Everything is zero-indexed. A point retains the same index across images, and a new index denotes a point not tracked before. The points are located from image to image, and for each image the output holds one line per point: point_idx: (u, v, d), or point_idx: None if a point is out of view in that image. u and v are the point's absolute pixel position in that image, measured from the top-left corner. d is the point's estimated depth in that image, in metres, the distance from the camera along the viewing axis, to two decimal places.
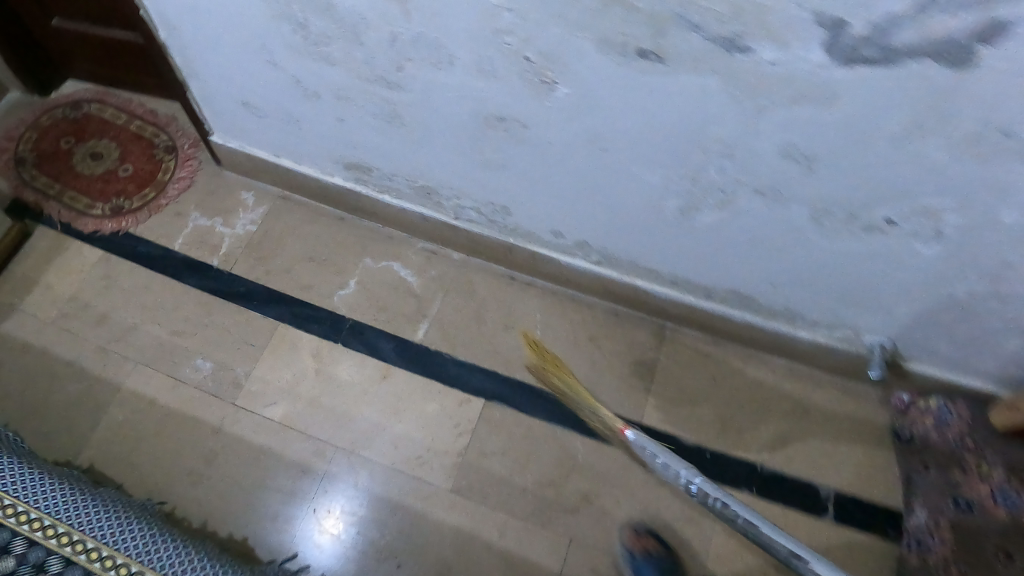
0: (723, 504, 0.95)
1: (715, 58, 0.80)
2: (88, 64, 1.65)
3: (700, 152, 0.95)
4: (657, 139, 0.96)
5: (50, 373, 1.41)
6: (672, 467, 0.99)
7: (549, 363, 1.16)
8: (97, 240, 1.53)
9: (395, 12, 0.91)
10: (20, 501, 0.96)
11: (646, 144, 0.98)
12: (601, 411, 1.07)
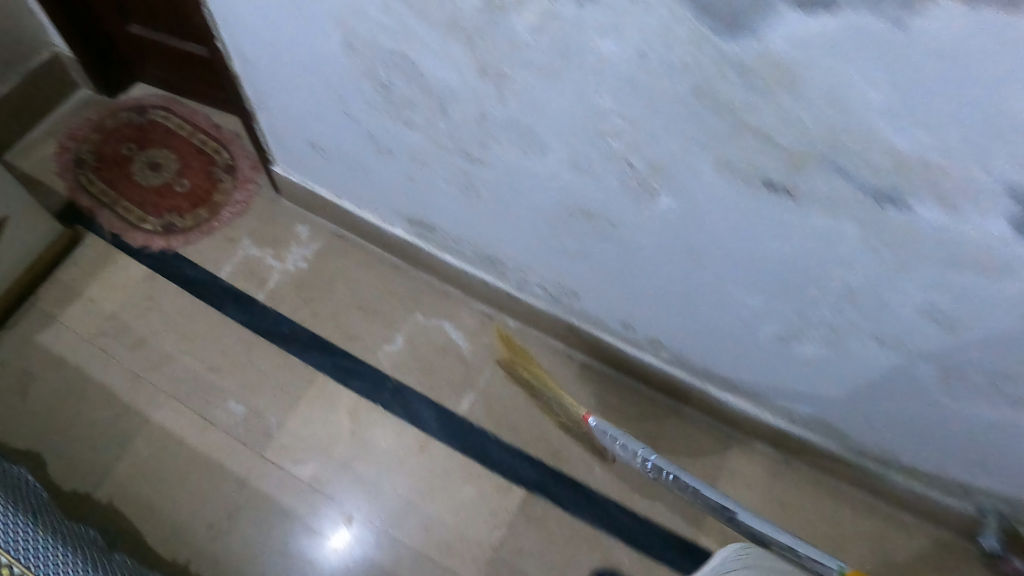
0: (675, 477, 0.93)
1: (857, 206, 0.67)
2: (158, 70, 1.59)
3: (817, 289, 0.82)
4: (766, 267, 0.83)
5: (80, 394, 1.34)
6: (630, 448, 0.98)
7: (517, 356, 1.12)
8: (144, 256, 1.46)
9: (488, 92, 0.82)
10: (18, 563, 0.89)
11: (752, 269, 0.85)
12: (566, 401, 1.04)
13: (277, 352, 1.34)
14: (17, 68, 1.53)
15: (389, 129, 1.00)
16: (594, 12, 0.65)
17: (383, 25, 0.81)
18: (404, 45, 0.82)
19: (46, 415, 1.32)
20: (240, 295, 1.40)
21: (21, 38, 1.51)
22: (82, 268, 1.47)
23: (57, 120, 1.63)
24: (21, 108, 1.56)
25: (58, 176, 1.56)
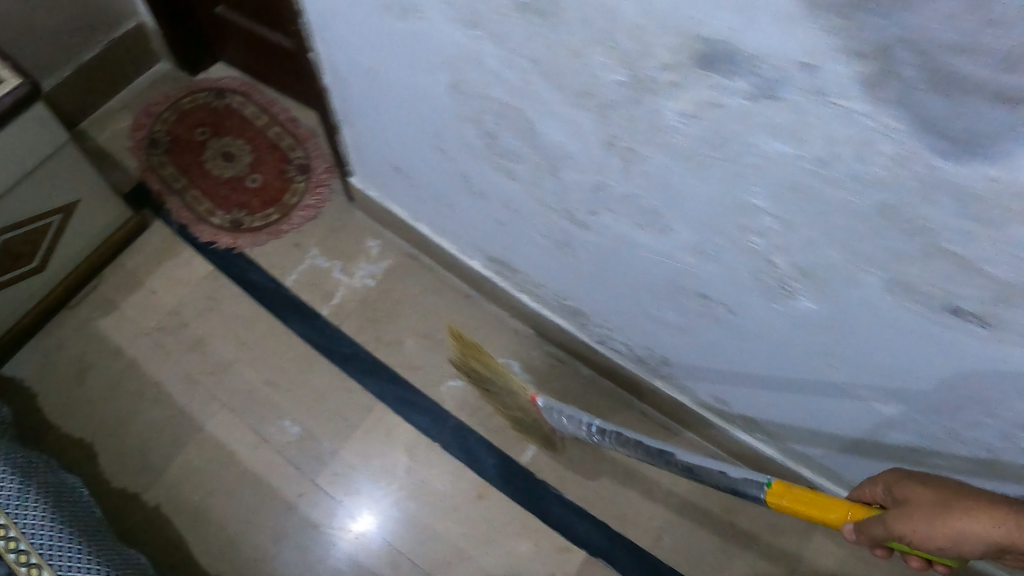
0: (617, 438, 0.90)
1: None
2: (238, 53, 1.48)
3: (975, 412, 0.72)
4: (917, 382, 0.74)
5: (135, 392, 1.29)
6: (576, 420, 0.94)
7: (469, 351, 0.99)
8: (210, 253, 1.39)
9: (612, 166, 0.72)
10: (34, 551, 0.86)
11: (903, 379, 0.74)
12: (513, 388, 0.96)
13: (337, 373, 1.29)
14: (101, 40, 1.44)
15: (486, 172, 0.91)
16: (773, 111, 0.53)
17: (504, 77, 0.71)
18: (523, 100, 0.72)
19: (100, 410, 1.28)
20: (303, 308, 1.34)
21: (108, 8, 1.41)
22: (145, 256, 1.40)
23: (134, 95, 1.56)
24: (98, 81, 1.49)
25: (130, 155, 1.49)
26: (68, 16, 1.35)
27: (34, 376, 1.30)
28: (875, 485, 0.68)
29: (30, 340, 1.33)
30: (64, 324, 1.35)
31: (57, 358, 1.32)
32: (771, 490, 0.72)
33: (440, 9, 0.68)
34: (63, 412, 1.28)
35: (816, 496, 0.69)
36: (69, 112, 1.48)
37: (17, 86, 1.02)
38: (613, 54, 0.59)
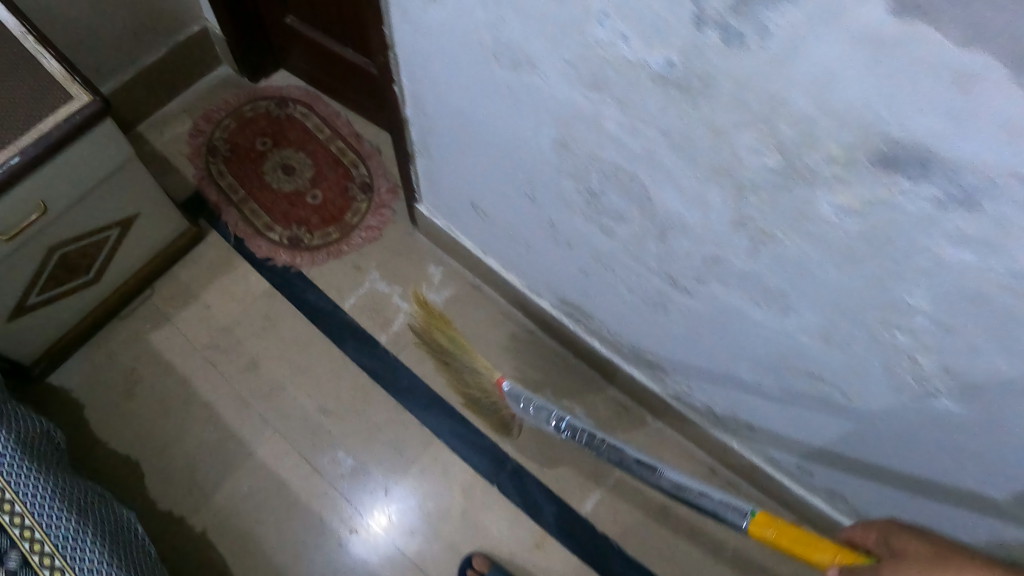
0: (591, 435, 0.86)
1: None
2: (303, 62, 1.41)
3: None
4: None
5: (184, 412, 1.22)
6: (541, 411, 0.91)
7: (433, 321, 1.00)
8: (267, 269, 1.32)
9: (737, 244, 0.65)
10: (19, 500, 0.85)
11: None
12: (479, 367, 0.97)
13: (394, 405, 1.23)
14: (164, 42, 1.38)
15: (571, 223, 0.86)
16: (966, 221, 0.46)
17: (621, 144, 0.65)
18: (643, 166, 0.66)
19: (147, 431, 1.20)
20: (363, 333, 1.28)
21: (174, 12, 1.35)
22: (199, 268, 1.33)
23: (194, 99, 1.49)
24: (159, 83, 1.43)
25: (187, 161, 1.42)
26: (133, 19, 1.30)
27: (81, 389, 1.23)
28: (868, 531, 0.66)
29: (75, 351, 1.26)
30: (113, 336, 1.27)
31: (103, 372, 1.24)
32: (756, 520, 0.69)
33: (558, 70, 0.63)
34: (109, 431, 1.20)
35: (801, 533, 0.66)
36: (127, 114, 1.42)
37: (87, 104, 0.95)
38: (767, 141, 0.52)
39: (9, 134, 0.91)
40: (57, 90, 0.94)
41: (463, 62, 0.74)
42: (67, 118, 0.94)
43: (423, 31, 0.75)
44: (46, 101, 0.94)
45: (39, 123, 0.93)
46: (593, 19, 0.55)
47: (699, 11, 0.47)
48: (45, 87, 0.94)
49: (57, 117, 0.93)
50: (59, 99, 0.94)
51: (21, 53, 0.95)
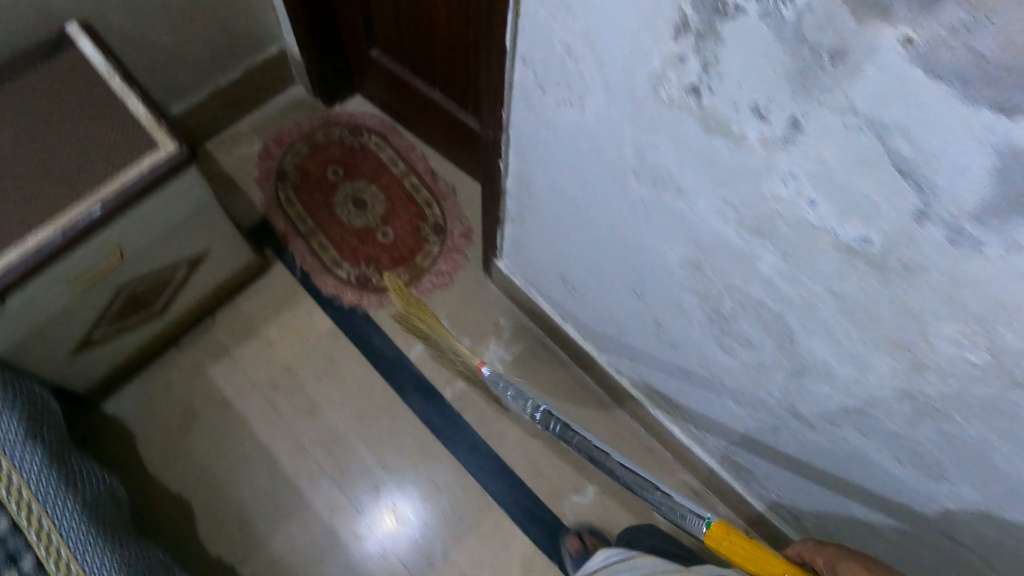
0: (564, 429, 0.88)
1: None
2: (382, 91, 1.36)
3: None
4: None
5: (241, 452, 1.17)
6: (521, 398, 0.92)
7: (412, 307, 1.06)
8: (331, 308, 1.26)
9: (895, 411, 0.57)
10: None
11: None
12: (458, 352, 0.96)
13: (455, 466, 1.17)
14: (241, 63, 1.33)
15: (677, 328, 0.79)
16: None
17: (773, 289, 0.58)
18: (798, 316, 0.58)
19: (201, 471, 1.16)
20: (430, 389, 1.22)
21: (254, 34, 1.29)
22: (263, 299, 1.27)
23: (267, 119, 1.43)
24: (234, 102, 1.38)
25: (255, 186, 1.37)
26: (213, 39, 1.24)
27: (136, 419, 1.19)
28: (819, 554, 0.64)
29: (132, 379, 1.21)
30: (171, 366, 1.23)
31: (160, 405, 1.20)
32: (713, 533, 0.69)
33: (713, 205, 0.56)
34: (163, 467, 1.16)
35: (754, 549, 0.65)
36: (197, 132, 1.37)
37: (174, 155, 0.89)
38: (976, 339, 0.44)
39: (92, 180, 0.86)
40: (144, 137, 0.89)
41: (588, 159, 0.68)
42: (152, 167, 0.88)
43: (545, 122, 0.70)
44: (132, 148, 0.89)
45: (123, 171, 0.87)
46: (776, 176, 0.48)
47: (925, 205, 0.40)
48: (131, 133, 0.90)
49: (141, 166, 0.88)
50: (145, 147, 0.89)
51: (111, 97, 0.92)
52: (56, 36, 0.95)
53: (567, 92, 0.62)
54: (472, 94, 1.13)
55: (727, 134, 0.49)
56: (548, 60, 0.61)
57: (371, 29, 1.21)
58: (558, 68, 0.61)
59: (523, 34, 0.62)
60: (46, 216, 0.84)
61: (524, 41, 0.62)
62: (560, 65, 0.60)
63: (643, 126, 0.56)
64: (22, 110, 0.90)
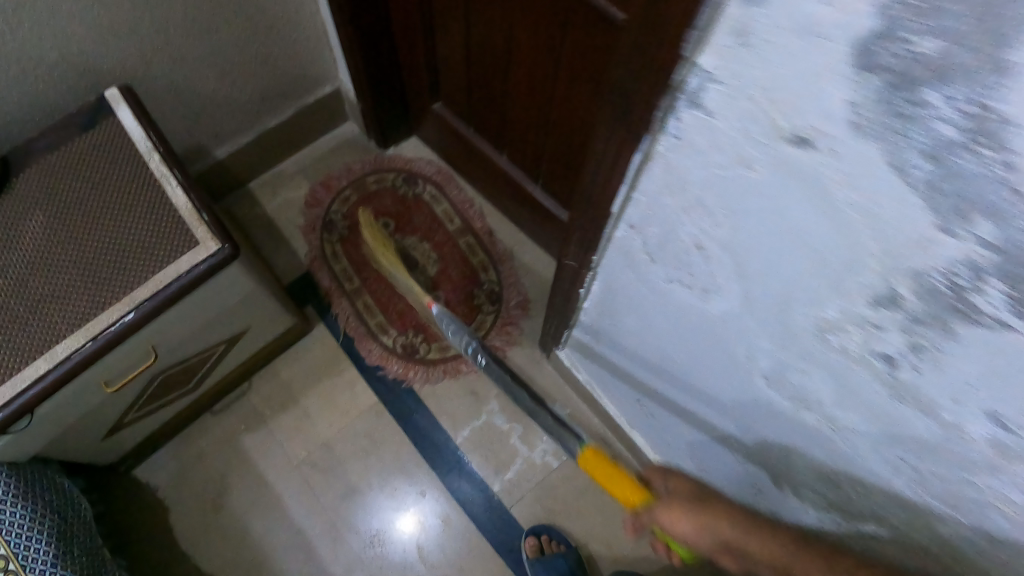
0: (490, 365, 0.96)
1: None
2: (440, 140, 1.24)
3: None
4: None
5: (277, 535, 1.10)
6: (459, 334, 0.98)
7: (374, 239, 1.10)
8: (376, 380, 1.17)
9: None
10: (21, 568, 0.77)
11: None
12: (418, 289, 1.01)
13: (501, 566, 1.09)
14: (291, 103, 1.21)
15: (783, 506, 0.68)
16: None
17: (952, 555, 0.47)
18: None
19: (235, 552, 1.10)
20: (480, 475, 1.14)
21: (307, 74, 1.17)
22: (303, 365, 1.18)
23: (315, 159, 1.31)
24: (280, 142, 1.26)
25: (297, 234, 1.25)
26: (263, 84, 1.12)
27: (169, 487, 1.13)
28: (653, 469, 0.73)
29: (166, 444, 1.15)
30: (208, 432, 1.16)
31: (194, 473, 1.14)
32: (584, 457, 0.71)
33: (878, 450, 0.46)
34: (195, 545, 1.10)
35: (612, 471, 0.69)
36: (240, 175, 1.26)
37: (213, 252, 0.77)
38: None
39: (126, 280, 0.77)
40: (183, 230, 0.79)
41: (702, 333, 0.58)
42: (188, 267, 0.77)
43: (649, 285, 0.59)
44: (170, 243, 0.79)
45: (158, 269, 0.77)
46: (999, 477, 0.37)
47: None
48: (170, 224, 0.80)
49: (178, 265, 0.77)
50: (184, 241, 0.79)
51: (150, 181, 0.83)
52: (94, 105, 0.87)
53: (690, 275, 0.51)
54: (545, 168, 1.00)
55: (930, 413, 0.39)
56: (666, 239, 0.50)
57: (435, 82, 1.10)
58: (680, 252, 0.49)
59: (643, 205, 0.50)
60: (76, 321, 0.76)
61: (639, 211, 0.51)
62: (682, 252, 0.49)
63: (790, 346, 0.46)
64: (70, 188, 0.83)
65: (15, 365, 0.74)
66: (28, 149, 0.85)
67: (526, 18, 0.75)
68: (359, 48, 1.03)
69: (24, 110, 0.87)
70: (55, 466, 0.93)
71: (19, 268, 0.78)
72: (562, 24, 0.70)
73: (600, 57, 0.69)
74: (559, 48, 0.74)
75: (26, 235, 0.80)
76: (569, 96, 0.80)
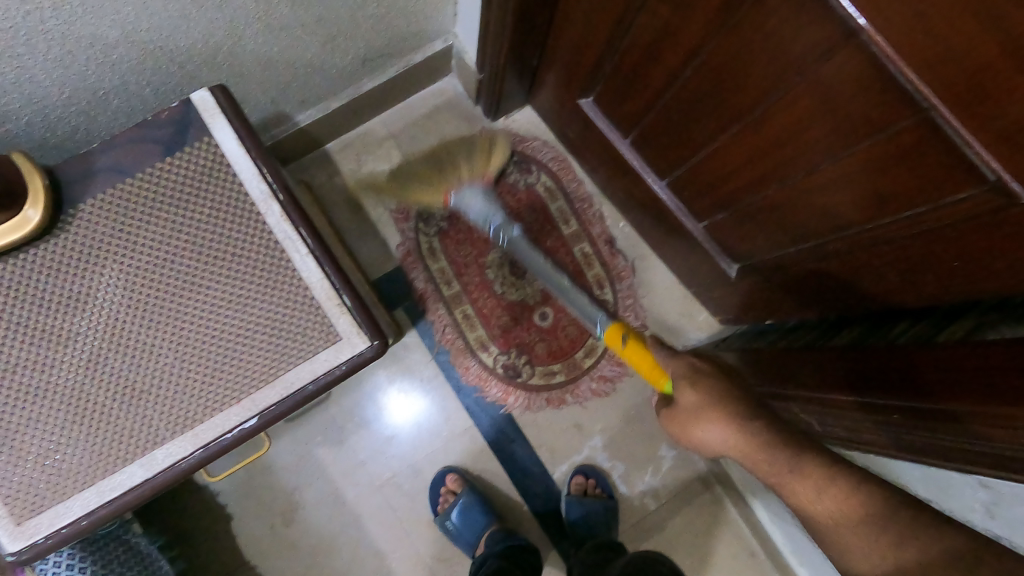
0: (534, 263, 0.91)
1: None
2: (568, 127, 1.02)
3: None
4: None
5: (355, 561, 0.99)
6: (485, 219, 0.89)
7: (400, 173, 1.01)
8: (473, 401, 1.04)
9: None
10: None
11: None
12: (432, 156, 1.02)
13: None
14: (396, 63, 0.95)
15: None
16: None
17: None
18: None
19: (307, 568, 0.99)
20: (588, 512, 0.99)
21: (421, 30, 0.91)
22: (390, 377, 1.04)
23: (408, 125, 1.07)
24: (373, 104, 1.01)
25: (387, 219, 1.05)
26: (371, 45, 0.87)
27: (233, 494, 0.99)
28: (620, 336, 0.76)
29: None
30: (278, 442, 1.01)
31: (260, 484, 1.00)
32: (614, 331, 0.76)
33: None
34: (264, 557, 0.98)
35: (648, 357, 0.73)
36: (321, 136, 1.01)
37: (357, 349, 0.65)
38: None
39: (241, 377, 0.63)
40: (317, 318, 0.64)
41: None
42: (324, 369, 0.64)
43: (954, 501, 0.57)
44: (297, 335, 0.64)
45: (285, 368, 0.63)
46: None
47: None
48: (297, 308, 0.64)
49: (312, 365, 0.64)
50: (316, 333, 0.64)
51: (266, 243, 0.64)
52: (178, 113, 0.64)
53: None
54: (724, 216, 0.83)
55: None
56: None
57: (593, 78, 0.85)
58: None
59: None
60: (179, 424, 0.61)
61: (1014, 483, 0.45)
62: None
63: None
64: (157, 234, 0.62)
65: (100, 471, 0.60)
66: (85, 162, 0.61)
67: (817, 102, 0.56)
68: (511, 29, 0.79)
69: (68, 93, 0.63)
70: (119, 521, 0.83)
71: (94, 345, 0.60)
72: (901, 121, 0.50)
73: (919, 192, 0.53)
74: (853, 149, 0.56)
75: (95, 298, 0.61)
76: (828, 191, 0.62)
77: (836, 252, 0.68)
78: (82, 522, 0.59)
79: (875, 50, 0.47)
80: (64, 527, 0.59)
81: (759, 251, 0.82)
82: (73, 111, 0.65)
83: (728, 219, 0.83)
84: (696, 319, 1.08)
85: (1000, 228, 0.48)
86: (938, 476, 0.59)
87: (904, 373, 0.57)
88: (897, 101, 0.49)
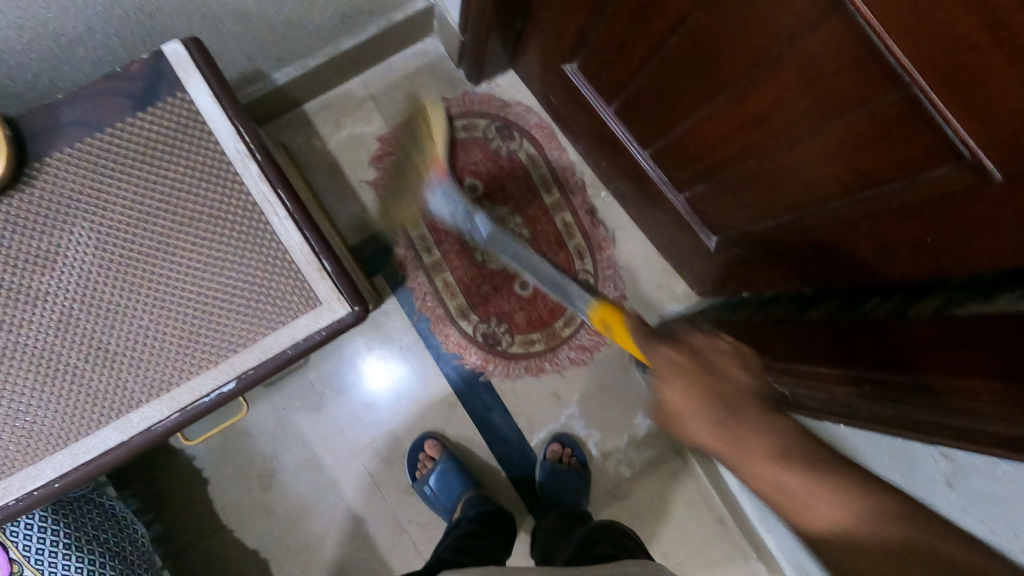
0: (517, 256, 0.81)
1: None
2: (552, 95, 1.00)
3: None
4: None
5: (331, 524, 1.00)
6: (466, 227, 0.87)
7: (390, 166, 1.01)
8: (453, 369, 1.04)
9: None
10: None
11: None
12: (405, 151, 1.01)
13: None
14: (377, 22, 0.93)
15: None
16: None
17: None
18: None
19: (284, 532, 0.99)
20: (563, 479, 1.01)
21: None
22: (368, 343, 1.03)
23: (388, 87, 1.04)
24: (352, 63, 0.98)
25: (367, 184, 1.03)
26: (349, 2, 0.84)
27: (207, 458, 0.99)
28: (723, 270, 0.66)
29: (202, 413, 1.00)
30: (254, 407, 1.00)
31: (236, 448, 0.99)
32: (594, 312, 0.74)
33: None
34: (239, 520, 0.98)
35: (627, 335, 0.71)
36: (297, 96, 0.99)
37: (338, 315, 0.64)
38: None
39: (219, 341, 0.62)
40: (296, 282, 0.63)
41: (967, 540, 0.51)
42: (304, 334, 0.63)
43: (917, 470, 0.60)
44: (276, 299, 0.63)
45: (264, 332, 0.62)
46: None
47: None
48: (277, 273, 0.62)
49: (292, 329, 0.63)
50: (295, 297, 0.63)
51: (244, 204, 0.62)
52: (150, 64, 0.61)
53: None
54: (706, 188, 0.83)
55: None
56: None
57: (578, 43, 0.83)
58: None
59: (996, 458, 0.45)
60: (154, 388, 0.60)
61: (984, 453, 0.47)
62: None
63: None
64: (131, 194, 0.60)
65: (73, 434, 0.59)
66: (50, 114, 0.59)
67: (801, 73, 0.56)
68: None
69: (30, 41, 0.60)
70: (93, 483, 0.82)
71: (65, 306, 0.59)
72: (883, 94, 0.50)
73: (900, 167, 0.53)
74: (836, 122, 0.56)
75: (65, 258, 0.59)
76: (810, 164, 0.62)
77: (814, 226, 0.68)
78: (55, 485, 0.58)
79: (860, 21, 0.47)
80: (35, 490, 0.58)
81: (740, 223, 0.82)
82: (35, 60, 0.63)
83: (709, 190, 0.83)
84: (675, 290, 1.08)
85: (973, 207, 0.48)
86: (903, 448, 0.61)
87: (882, 348, 0.58)
88: (882, 75, 0.48)
